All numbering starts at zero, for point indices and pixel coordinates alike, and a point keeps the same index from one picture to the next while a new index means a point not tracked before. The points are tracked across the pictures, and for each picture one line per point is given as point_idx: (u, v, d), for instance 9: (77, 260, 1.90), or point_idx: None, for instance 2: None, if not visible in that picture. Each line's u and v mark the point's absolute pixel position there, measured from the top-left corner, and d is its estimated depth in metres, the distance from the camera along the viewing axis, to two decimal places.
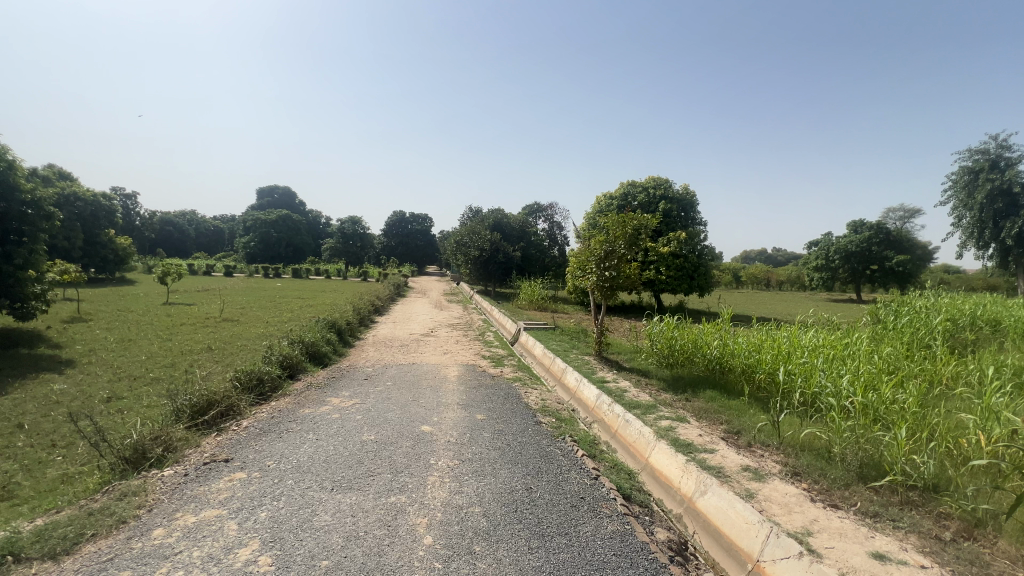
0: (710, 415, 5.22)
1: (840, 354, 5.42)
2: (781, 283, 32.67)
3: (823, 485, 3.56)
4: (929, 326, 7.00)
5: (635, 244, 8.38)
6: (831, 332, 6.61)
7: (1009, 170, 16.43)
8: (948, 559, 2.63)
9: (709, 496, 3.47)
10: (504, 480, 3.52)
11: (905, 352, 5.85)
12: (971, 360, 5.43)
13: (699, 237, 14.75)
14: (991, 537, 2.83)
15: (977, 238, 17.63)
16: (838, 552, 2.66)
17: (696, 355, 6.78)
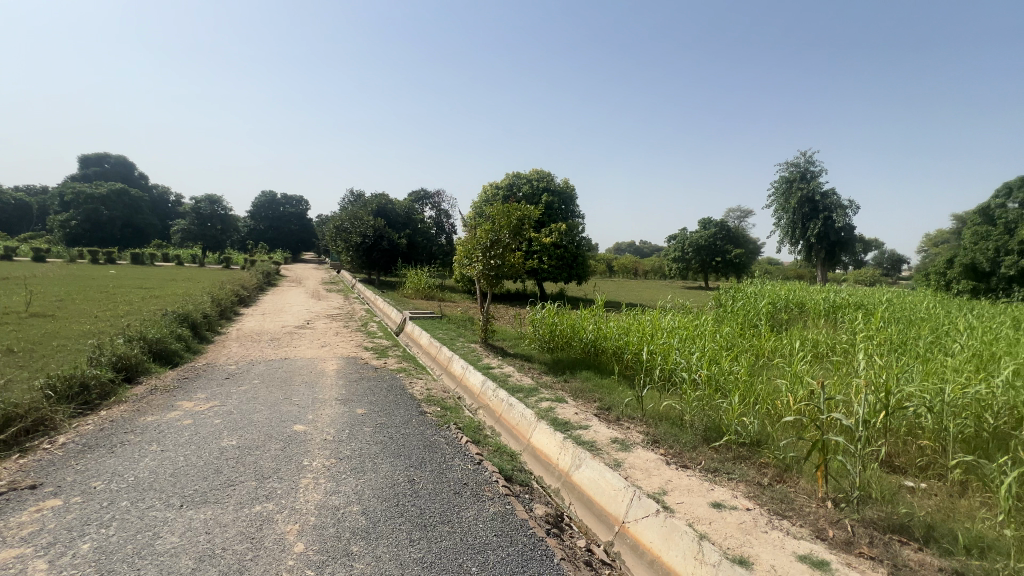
0: (586, 394, 5.64)
1: (690, 334, 6.22)
2: (646, 272, 36.39)
3: (677, 448, 4.07)
4: (756, 309, 8.39)
5: (519, 234, 8.66)
6: (684, 315, 7.56)
7: (813, 181, 20.27)
8: (766, 500, 3.19)
9: (583, 468, 3.76)
10: (385, 474, 3.40)
11: (739, 331, 6.92)
12: (784, 336, 6.63)
13: (578, 229, 15.72)
14: (796, 477, 3.51)
15: (791, 235, 21.26)
16: (687, 505, 3.07)
17: (574, 339, 7.25)
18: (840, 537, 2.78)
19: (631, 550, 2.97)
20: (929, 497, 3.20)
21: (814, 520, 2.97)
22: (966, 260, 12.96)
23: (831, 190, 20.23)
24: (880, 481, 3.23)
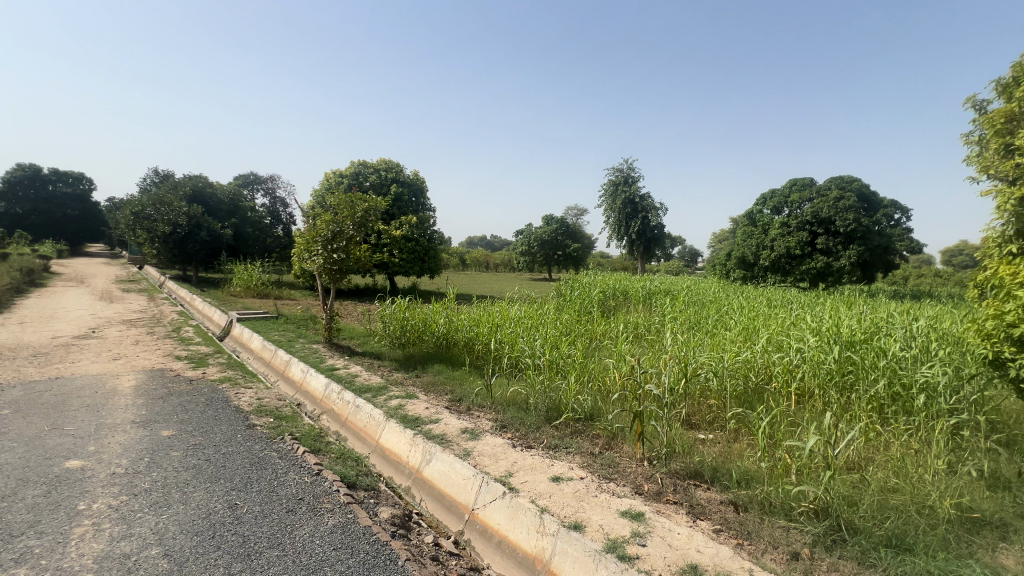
0: (437, 387, 5.63)
1: (535, 322, 6.64)
2: (497, 266, 37.84)
3: (522, 430, 4.32)
4: (590, 297, 9.37)
5: (365, 226, 8.19)
6: (530, 305, 8.04)
7: (634, 185, 23.44)
8: (597, 467, 3.59)
9: (433, 463, 3.75)
10: (198, 504, 2.91)
11: (576, 318, 7.64)
12: (612, 320, 7.51)
13: (429, 221, 15.54)
14: (620, 443, 4.01)
15: (619, 232, 24.08)
16: (530, 483, 3.27)
17: (426, 333, 7.16)
18: (653, 490, 3.27)
19: (480, 535, 3.06)
20: (714, 445, 3.95)
21: (633, 478, 3.43)
22: (740, 254, 16.38)
23: (647, 193, 23.60)
24: (681, 437, 3.88)
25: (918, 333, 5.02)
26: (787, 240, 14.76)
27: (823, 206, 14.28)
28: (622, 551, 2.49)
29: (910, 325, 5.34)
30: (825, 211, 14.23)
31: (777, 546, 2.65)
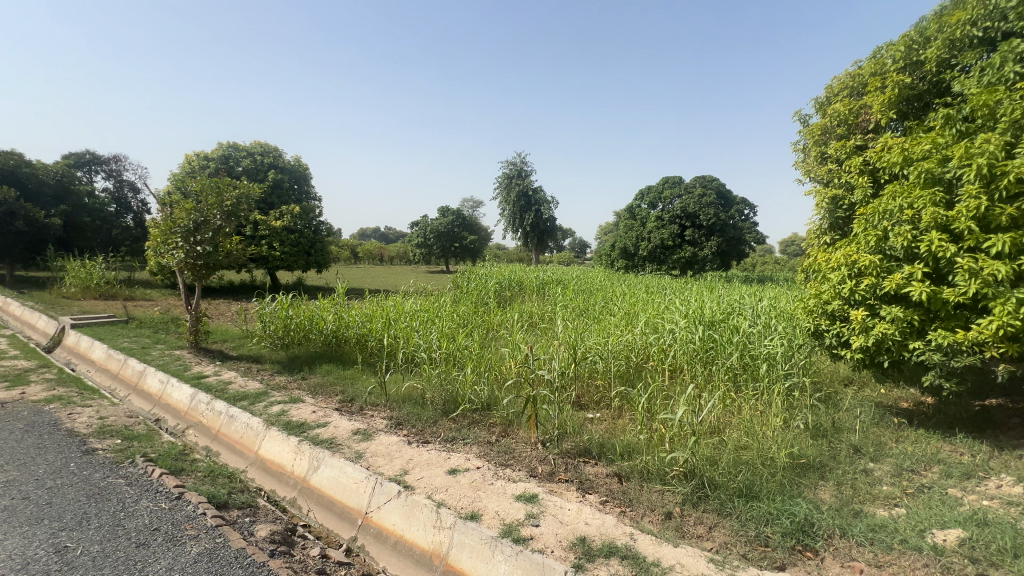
0: (326, 389, 5.27)
1: (431, 316, 6.52)
2: (392, 258, 36.49)
3: (418, 426, 4.23)
4: (486, 289, 9.47)
5: (236, 215, 7.32)
6: (426, 298, 7.88)
7: (527, 179, 24.12)
8: (493, 455, 3.64)
9: (322, 469, 3.51)
10: (11, 555, 2.38)
11: (473, 309, 7.66)
12: (508, 311, 7.67)
13: (314, 211, 14.41)
14: (516, 430, 4.12)
15: (513, 224, 24.63)
16: (426, 479, 3.21)
17: (312, 331, 6.65)
18: (546, 471, 3.41)
19: (375, 539, 2.94)
20: (601, 423, 4.24)
21: (528, 462, 3.55)
22: (622, 245, 17.74)
23: (539, 187, 24.46)
24: (571, 418, 4.10)
25: (762, 312, 5.89)
26: (662, 233, 16.35)
27: (690, 201, 16.15)
28: (517, 534, 2.56)
29: (756, 306, 6.25)
30: (691, 206, 16.06)
31: (654, 509, 2.94)
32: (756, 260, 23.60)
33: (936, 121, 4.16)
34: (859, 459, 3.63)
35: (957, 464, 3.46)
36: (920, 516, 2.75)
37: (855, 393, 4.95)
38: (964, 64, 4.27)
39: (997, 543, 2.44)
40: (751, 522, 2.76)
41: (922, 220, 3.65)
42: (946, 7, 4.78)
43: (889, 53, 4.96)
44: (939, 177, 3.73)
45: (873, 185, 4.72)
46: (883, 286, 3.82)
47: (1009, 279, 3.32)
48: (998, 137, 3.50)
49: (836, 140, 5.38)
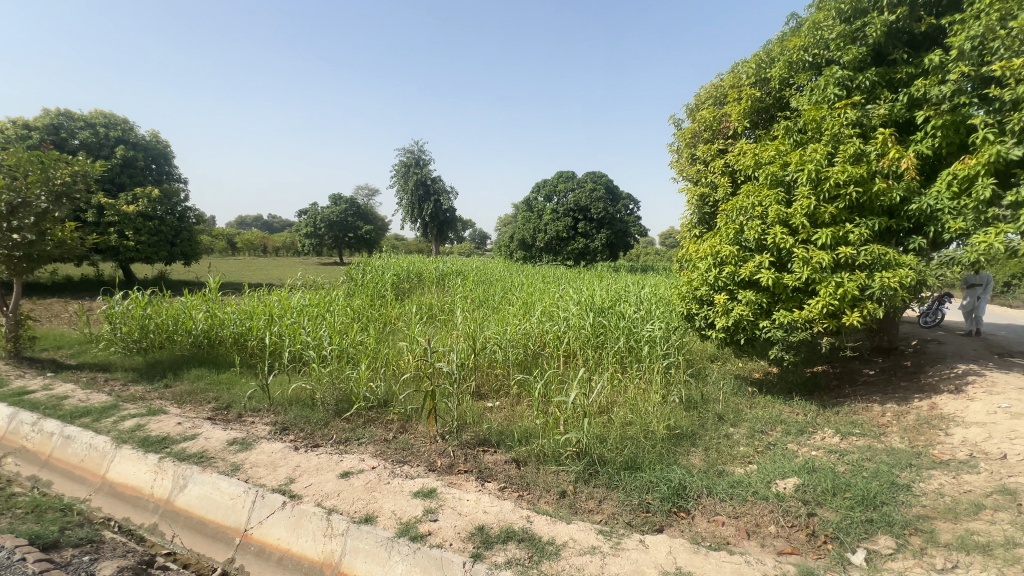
0: (196, 396, 4.65)
1: (321, 311, 6.07)
2: (277, 249, 33.42)
3: (307, 429, 3.93)
4: (383, 282, 9.09)
5: (70, 197, 6.07)
6: (315, 292, 7.31)
7: (425, 168, 23.54)
8: (391, 453, 3.52)
9: (190, 488, 3.10)
10: None
11: (368, 303, 7.29)
12: (406, 304, 7.43)
13: (178, 195, 12.59)
14: (415, 425, 4.02)
15: (412, 214, 23.92)
16: (315, 486, 2.99)
17: (177, 333, 5.81)
18: (445, 464, 3.38)
19: (256, 557, 2.69)
20: (500, 411, 4.31)
21: (427, 457, 3.49)
22: (520, 237, 18.16)
23: (438, 177, 24.04)
24: (470, 408, 4.11)
25: (644, 299, 6.44)
26: (557, 225, 17.04)
27: (582, 195, 17.06)
28: (415, 532, 2.50)
29: (639, 293, 6.81)
30: (583, 200, 16.97)
31: (549, 490, 3.06)
32: (640, 251, 25.75)
33: (778, 132, 4.84)
34: (722, 425, 4.14)
35: (794, 423, 4.11)
36: (767, 470, 3.21)
37: (719, 368, 5.63)
38: (799, 84, 5.02)
39: (821, 486, 2.94)
40: (635, 492, 3.01)
41: (769, 216, 4.24)
42: (786, 34, 5.57)
43: (743, 70, 5.66)
44: (780, 179, 4.36)
45: (732, 185, 5.36)
46: (740, 273, 4.37)
47: (831, 266, 4.01)
48: (823, 148, 4.18)
49: (704, 143, 6.02)
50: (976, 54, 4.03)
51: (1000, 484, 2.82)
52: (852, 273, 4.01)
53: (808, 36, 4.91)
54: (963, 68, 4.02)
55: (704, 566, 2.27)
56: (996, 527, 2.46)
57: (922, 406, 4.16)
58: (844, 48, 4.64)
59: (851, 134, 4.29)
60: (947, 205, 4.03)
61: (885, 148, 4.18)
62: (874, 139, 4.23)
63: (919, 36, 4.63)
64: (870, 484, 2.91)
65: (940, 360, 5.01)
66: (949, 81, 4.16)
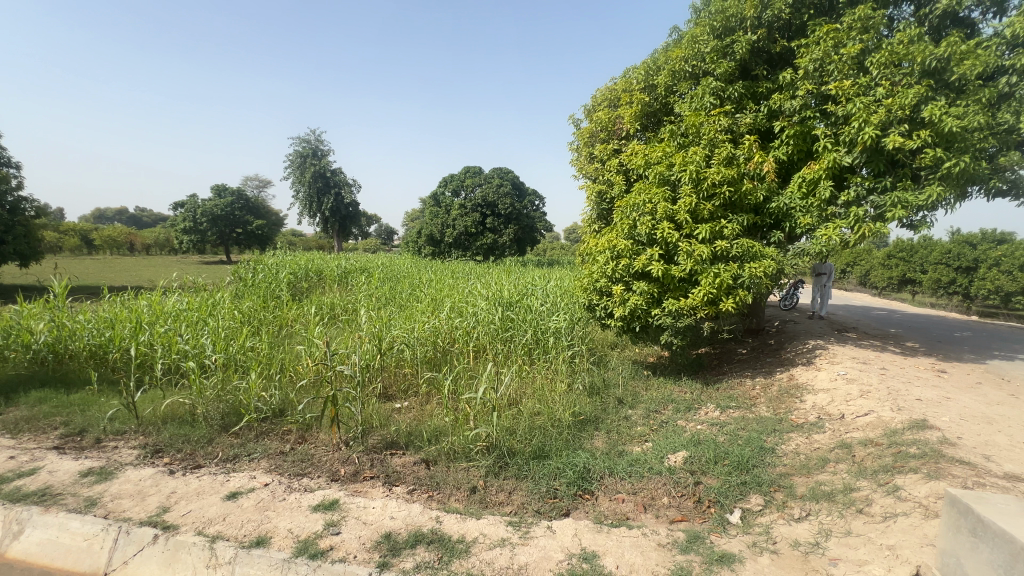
0: (37, 422, 3.88)
1: (202, 315, 5.40)
2: (147, 247, 29.26)
3: (186, 449, 3.48)
4: (277, 281, 8.33)
5: None
6: (195, 295, 6.49)
7: (324, 159, 22.05)
8: (287, 467, 3.25)
9: (29, 533, 2.60)
10: None
11: (260, 305, 6.65)
12: (304, 304, 6.90)
13: (9, 183, 10.45)
14: (316, 433, 3.76)
15: (310, 209, 22.30)
16: (194, 512, 2.65)
17: (10, 348, 4.80)
18: (349, 472, 3.20)
19: None
20: (409, 411, 4.18)
21: (329, 467, 3.27)
22: (428, 232, 17.75)
23: (338, 169, 22.65)
24: (376, 411, 3.94)
25: (550, 292, 6.65)
26: (466, 220, 16.97)
27: (489, 190, 17.16)
28: (315, 549, 2.33)
29: (545, 286, 7.01)
30: (491, 196, 17.07)
31: (459, 487, 3.04)
32: (547, 245, 26.63)
33: (664, 135, 5.25)
34: (621, 408, 4.42)
35: (682, 401, 4.52)
36: (661, 447, 3.48)
37: (619, 355, 6.00)
38: (681, 91, 5.48)
39: (705, 456, 3.26)
40: (543, 479, 3.09)
41: (658, 213, 4.59)
42: (670, 44, 6.05)
43: (634, 76, 6.06)
44: (667, 178, 4.73)
45: (626, 183, 5.72)
46: (635, 265, 4.69)
47: (710, 258, 4.46)
48: (702, 151, 4.62)
49: (600, 143, 6.35)
50: (817, 75, 4.71)
51: (840, 439, 3.35)
52: (727, 263, 4.49)
53: (688, 48, 5.38)
54: (808, 86, 4.67)
55: (606, 544, 2.40)
56: (837, 476, 2.91)
57: (783, 378, 4.81)
58: (717, 62, 5.15)
59: (724, 140, 4.78)
60: (798, 204, 4.68)
61: (751, 153, 4.74)
62: (742, 144, 4.76)
63: (775, 56, 5.29)
64: (744, 450, 3.29)
65: (796, 338, 5.83)
66: (797, 97, 4.81)
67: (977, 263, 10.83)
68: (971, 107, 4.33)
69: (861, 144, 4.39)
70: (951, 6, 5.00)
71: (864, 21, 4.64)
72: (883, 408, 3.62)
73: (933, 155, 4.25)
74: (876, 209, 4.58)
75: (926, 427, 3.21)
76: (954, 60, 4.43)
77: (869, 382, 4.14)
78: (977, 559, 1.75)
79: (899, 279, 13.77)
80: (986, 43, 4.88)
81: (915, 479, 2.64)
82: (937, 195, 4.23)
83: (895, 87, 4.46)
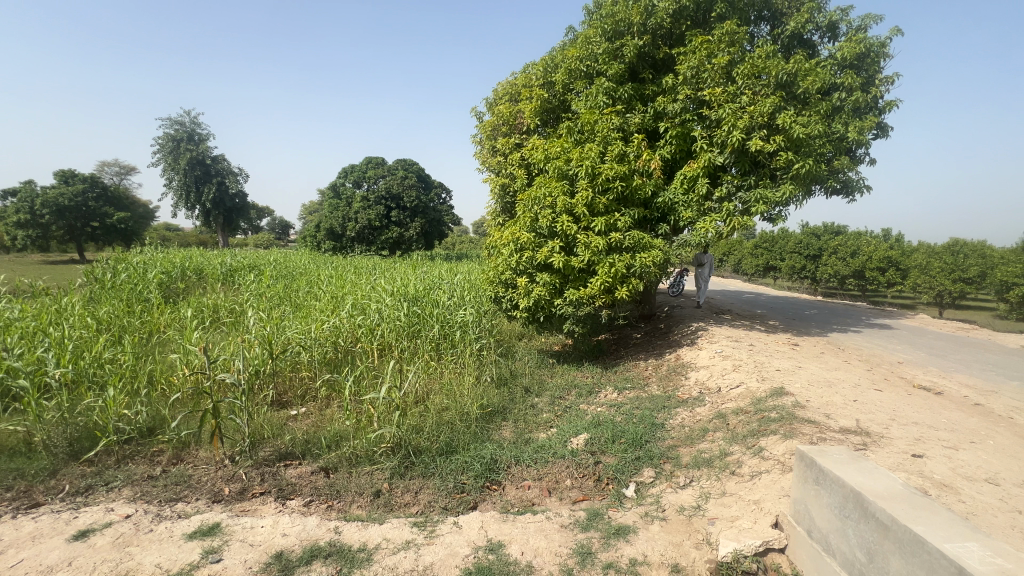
0: None
1: (43, 324, 4.52)
2: None
3: (20, 486, 2.89)
4: (145, 282, 7.20)
5: None
6: (32, 300, 5.41)
7: (202, 145, 19.63)
8: (157, 492, 2.85)
9: None
10: None
11: (124, 309, 5.75)
12: (180, 307, 6.09)
13: None
14: (195, 451, 3.36)
15: (186, 199, 19.77)
16: (31, 560, 2.22)
17: None
18: (235, 490, 2.90)
19: None
20: (307, 418, 3.89)
21: (210, 487, 2.93)
22: (327, 225, 16.50)
23: (219, 154, 20.32)
24: (268, 420, 3.60)
25: (457, 286, 6.59)
26: (369, 213, 16.19)
27: (394, 183, 16.63)
28: None
29: (452, 280, 6.93)
30: (395, 188, 16.53)
31: (362, 492, 2.89)
32: (455, 239, 26.39)
33: (562, 131, 5.43)
34: (528, 397, 4.53)
35: (584, 386, 4.75)
36: (565, 431, 3.62)
37: (526, 345, 6.14)
38: (576, 89, 5.71)
39: (603, 437, 3.44)
40: (450, 475, 3.06)
41: (557, 206, 4.75)
42: (566, 44, 6.25)
43: (533, 72, 6.20)
44: (565, 173, 4.89)
45: (528, 177, 5.84)
46: (538, 257, 4.81)
47: (606, 249, 4.70)
48: (596, 147, 4.86)
49: (502, 136, 6.39)
50: (694, 81, 5.16)
51: (717, 410, 3.74)
52: (621, 254, 4.77)
53: (582, 48, 5.61)
54: (686, 91, 5.11)
55: (512, 532, 2.44)
56: (715, 443, 3.25)
57: (671, 358, 5.26)
58: (608, 63, 5.44)
59: (616, 137, 5.06)
60: (680, 199, 5.11)
61: (640, 151, 5.07)
62: (631, 142, 5.07)
63: (659, 61, 5.71)
64: (638, 428, 3.54)
65: (682, 321, 6.41)
66: (678, 101, 5.23)
67: (820, 252, 12.78)
68: (813, 117, 5.05)
69: (730, 146, 4.92)
70: (797, 29, 5.78)
71: (730, 36, 5.19)
72: (751, 379, 4.12)
73: (786, 158, 4.88)
74: (743, 205, 5.16)
75: (783, 394, 3.70)
76: (800, 75, 5.14)
77: (740, 357, 4.68)
78: (819, 503, 2.06)
79: (764, 265, 15.77)
80: (823, 62, 5.71)
81: (775, 439, 3.03)
82: (789, 192, 4.87)
83: (756, 96, 5.04)
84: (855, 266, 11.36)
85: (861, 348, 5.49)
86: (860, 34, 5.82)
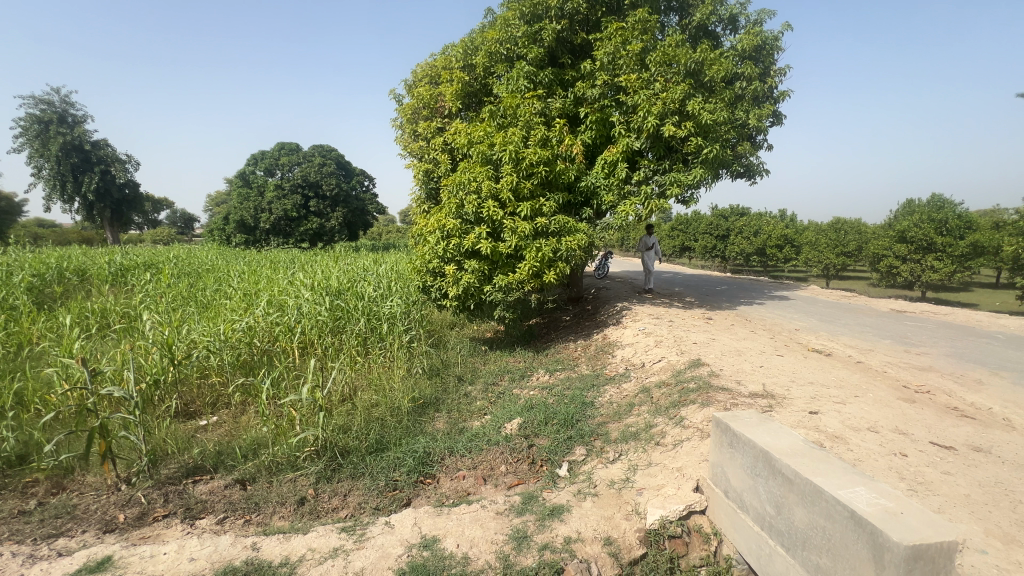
0: None
1: None
2: None
3: None
4: (10, 286, 6.17)
5: None
6: None
7: (77, 128, 17.09)
8: (34, 529, 2.45)
9: None
10: None
11: None
12: (57, 314, 5.29)
13: None
14: (81, 477, 2.94)
15: (60, 191, 17.21)
16: None
17: None
18: (132, 516, 2.58)
19: None
20: (218, 428, 3.55)
21: (101, 515, 2.58)
22: (238, 217, 15.04)
23: (100, 139, 17.86)
24: (171, 434, 3.23)
25: (383, 277, 6.33)
26: (284, 203, 15.09)
27: (310, 170, 15.53)
28: None
29: (378, 271, 6.62)
30: (312, 176, 15.51)
31: (285, 501, 2.70)
32: (381, 230, 25.50)
33: (485, 115, 5.33)
34: (461, 386, 4.47)
35: (516, 370, 4.78)
36: (499, 418, 3.61)
37: (457, 334, 6.05)
38: (498, 73, 5.64)
39: (536, 419, 3.48)
40: (381, 473, 2.94)
41: (482, 191, 4.67)
42: (485, 26, 6.13)
43: (452, 54, 6.03)
44: (489, 158, 4.80)
45: (452, 162, 5.70)
46: (465, 243, 4.72)
47: (532, 234, 4.73)
48: (518, 132, 4.84)
49: (423, 119, 6.17)
50: (610, 67, 5.28)
51: (642, 385, 3.92)
52: (548, 238, 4.82)
53: (502, 31, 5.53)
54: (604, 76, 5.22)
55: (446, 525, 2.38)
56: (640, 417, 3.40)
57: (599, 339, 5.43)
58: (528, 47, 5.41)
59: (538, 122, 5.06)
60: (602, 183, 5.24)
61: (562, 135, 5.12)
62: (554, 127, 5.10)
63: (577, 47, 5.77)
64: (569, 408, 3.62)
65: (608, 302, 6.64)
66: (596, 86, 5.33)
67: (728, 232, 13.83)
68: (719, 105, 5.36)
69: (646, 131, 5.11)
70: (703, 20, 6.10)
71: (643, 24, 5.35)
72: (671, 353, 4.35)
73: (696, 143, 5.16)
74: (660, 187, 5.40)
75: (699, 365, 3.95)
76: (706, 65, 5.44)
77: (662, 333, 4.93)
78: (733, 464, 2.21)
79: (679, 247, 16.83)
80: (726, 52, 6.07)
81: (693, 408, 3.22)
82: (700, 175, 5.17)
83: (667, 82, 5.25)
84: (758, 244, 12.41)
85: (765, 318, 6.01)
86: (757, 27, 6.25)
